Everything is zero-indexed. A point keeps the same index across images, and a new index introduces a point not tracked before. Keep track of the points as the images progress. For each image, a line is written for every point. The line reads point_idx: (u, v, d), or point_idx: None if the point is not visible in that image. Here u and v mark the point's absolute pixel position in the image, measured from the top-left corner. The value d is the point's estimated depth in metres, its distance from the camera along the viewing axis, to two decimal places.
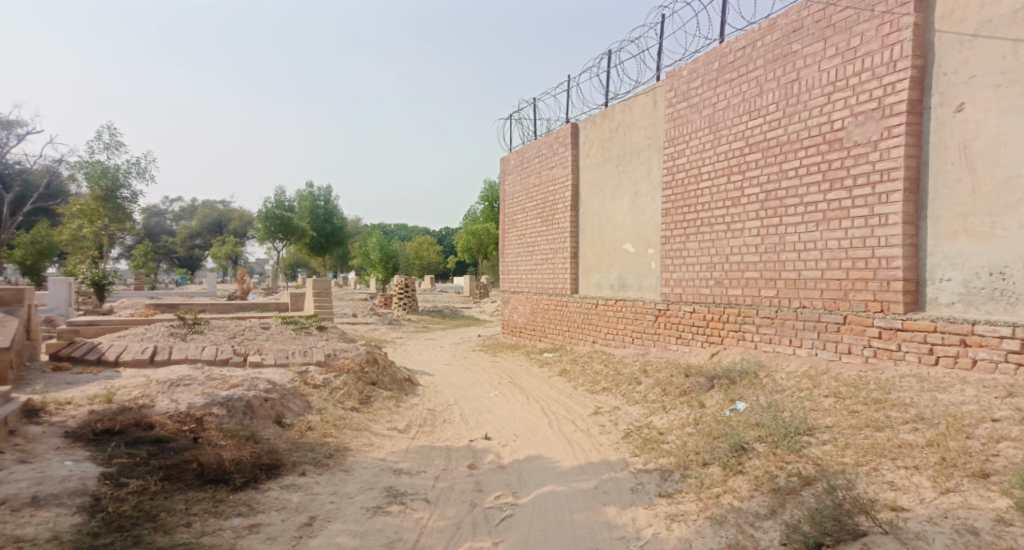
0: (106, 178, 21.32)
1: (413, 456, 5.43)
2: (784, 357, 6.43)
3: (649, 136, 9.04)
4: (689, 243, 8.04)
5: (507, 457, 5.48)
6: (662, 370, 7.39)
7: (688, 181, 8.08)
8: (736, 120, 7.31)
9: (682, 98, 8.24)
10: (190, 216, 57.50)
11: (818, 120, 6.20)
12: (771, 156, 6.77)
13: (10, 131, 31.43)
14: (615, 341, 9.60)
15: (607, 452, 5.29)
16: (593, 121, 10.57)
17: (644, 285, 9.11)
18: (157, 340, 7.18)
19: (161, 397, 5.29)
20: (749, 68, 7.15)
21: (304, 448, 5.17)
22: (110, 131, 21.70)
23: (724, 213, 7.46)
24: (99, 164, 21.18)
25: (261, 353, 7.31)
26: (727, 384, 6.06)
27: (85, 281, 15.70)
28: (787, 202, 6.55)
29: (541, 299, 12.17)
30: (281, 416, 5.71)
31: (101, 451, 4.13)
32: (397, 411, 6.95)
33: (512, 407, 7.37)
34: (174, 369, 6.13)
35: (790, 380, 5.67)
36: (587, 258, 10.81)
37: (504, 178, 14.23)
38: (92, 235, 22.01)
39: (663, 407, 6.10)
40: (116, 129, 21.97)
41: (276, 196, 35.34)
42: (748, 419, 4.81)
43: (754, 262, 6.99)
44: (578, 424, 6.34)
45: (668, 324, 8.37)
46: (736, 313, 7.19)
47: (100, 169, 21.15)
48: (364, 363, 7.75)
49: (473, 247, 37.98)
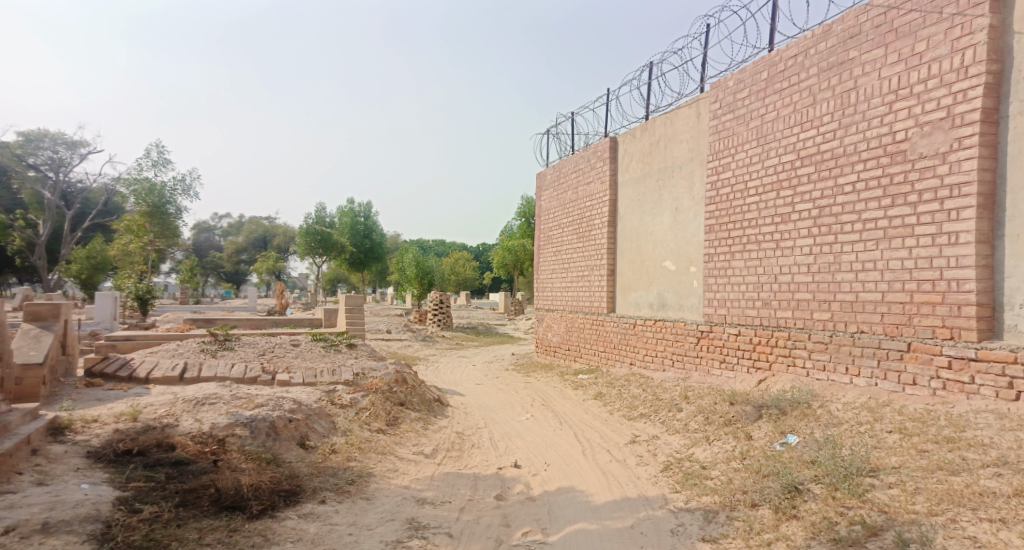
0: (154, 195, 22.28)
1: (438, 484, 5.18)
2: (840, 387, 5.92)
3: (691, 150, 8.69)
4: (734, 261, 7.62)
5: (537, 488, 5.16)
6: (705, 397, 6.94)
7: (733, 196, 7.68)
8: (786, 132, 6.90)
9: (727, 110, 7.88)
10: (236, 231, 59.61)
11: (878, 130, 5.75)
12: (825, 170, 6.33)
13: (72, 151, 33.30)
14: (654, 364, 9.17)
15: (644, 486, 4.91)
16: (632, 135, 10.28)
17: (685, 305, 8.68)
18: (188, 356, 7.21)
19: (186, 417, 5.23)
20: (801, 77, 6.74)
21: (326, 473, 5.00)
22: (156, 149, 22.60)
23: (772, 230, 7.03)
24: (147, 181, 22.17)
25: (291, 371, 7.23)
26: (777, 414, 5.60)
27: (130, 294, 16.22)
28: (843, 219, 6.09)
29: (575, 317, 11.84)
30: (305, 437, 5.57)
31: (119, 474, 4.07)
32: (424, 434, 6.73)
33: (544, 432, 7.05)
34: (202, 387, 6.09)
35: (847, 412, 5.19)
36: (624, 276, 10.45)
37: (540, 194, 14.04)
38: (140, 250, 22.92)
39: (705, 438, 5.67)
40: (164, 148, 22.95)
41: (317, 212, 36.25)
42: (801, 455, 4.37)
43: (806, 282, 6.52)
44: (614, 454, 5.97)
45: (711, 348, 7.92)
46: (786, 337, 6.72)
47: (147, 187, 22.11)
48: (393, 383, 7.58)
49: (509, 264, 37.91)
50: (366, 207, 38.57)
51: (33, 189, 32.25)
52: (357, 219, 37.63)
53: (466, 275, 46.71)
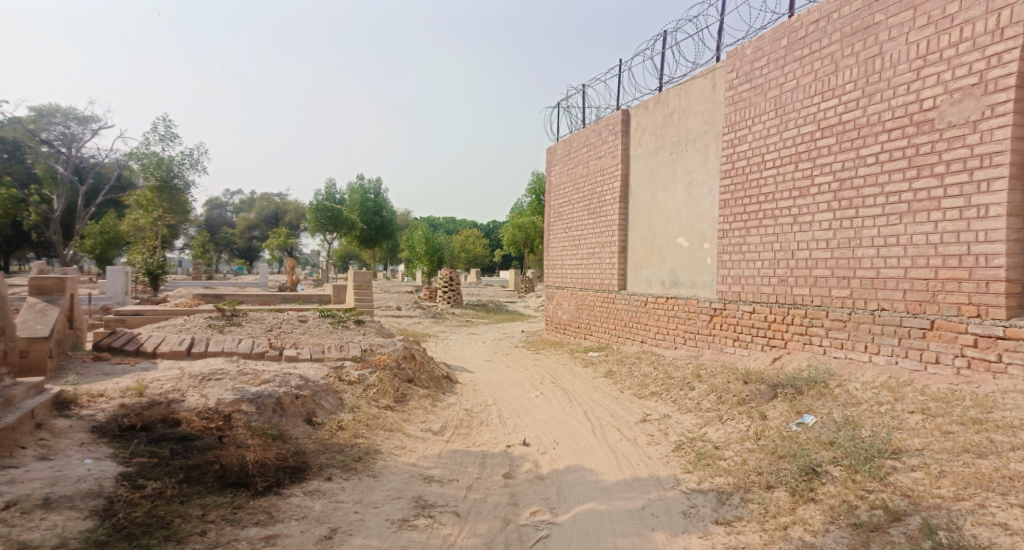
0: (161, 169, 22.21)
1: (446, 462, 5.11)
2: (858, 366, 5.75)
3: (706, 122, 8.39)
4: (749, 237, 7.40)
5: (546, 466, 5.08)
6: (718, 375, 6.80)
7: (749, 169, 7.42)
8: (806, 102, 6.59)
9: (744, 80, 7.57)
10: (247, 208, 59.75)
11: (904, 99, 5.45)
12: (846, 141, 6.05)
13: (83, 126, 33.32)
14: (666, 341, 9.04)
15: (655, 466, 4.81)
16: (645, 108, 9.97)
17: (698, 282, 8.49)
18: (195, 331, 7.18)
19: (192, 392, 5.19)
20: (822, 44, 6.41)
21: (333, 450, 4.95)
22: (162, 123, 22.42)
23: (790, 205, 6.78)
24: (154, 155, 22.11)
25: (298, 347, 7.18)
26: (793, 394, 5.45)
27: (141, 269, 16.27)
28: (865, 192, 5.83)
29: (586, 295, 11.70)
30: (312, 414, 5.52)
31: (124, 449, 4.04)
32: (432, 411, 6.67)
33: (553, 410, 6.97)
34: (208, 363, 6.05)
35: (866, 391, 5.02)
36: (636, 253, 10.25)
37: (550, 169, 13.77)
38: (150, 226, 23.00)
39: (718, 417, 5.54)
40: (171, 122, 22.80)
41: (327, 189, 36.16)
42: (819, 437, 4.23)
43: (824, 258, 6.30)
44: (624, 432, 5.86)
45: (725, 326, 7.75)
46: (803, 314, 6.53)
47: (155, 161, 22.07)
48: (401, 359, 7.51)
49: (519, 241, 37.71)
50: (376, 184, 38.40)
51: (46, 165, 32.42)
52: (366, 196, 37.53)
53: (476, 252, 46.56)
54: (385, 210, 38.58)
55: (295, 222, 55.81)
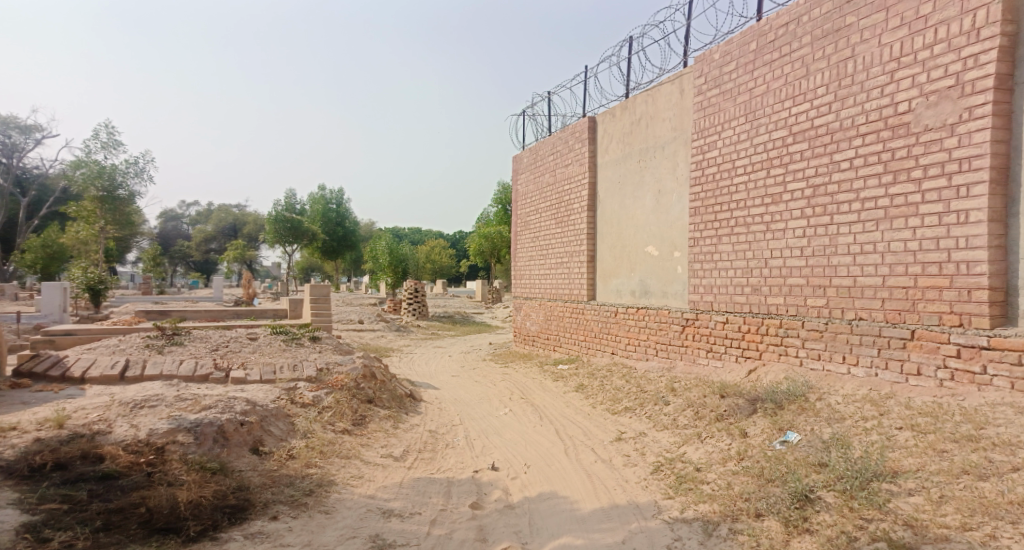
0: (102, 178, 20.98)
1: (407, 492, 4.67)
2: (837, 378, 5.59)
3: (675, 129, 8.23)
4: (721, 245, 7.23)
5: (516, 494, 4.70)
6: (693, 389, 6.56)
7: (720, 176, 7.26)
8: (777, 106, 6.48)
9: (713, 85, 7.44)
10: (203, 219, 57.45)
11: (878, 102, 5.35)
12: (819, 146, 5.92)
13: (26, 136, 31.62)
14: (637, 353, 8.81)
15: (634, 492, 4.48)
16: (612, 114, 9.79)
17: (669, 292, 8.29)
18: (131, 352, 6.53)
19: (120, 422, 4.60)
20: (793, 47, 6.32)
21: (281, 483, 4.44)
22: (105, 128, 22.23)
23: (763, 212, 6.62)
24: (96, 164, 20.91)
25: (246, 367, 6.61)
26: (773, 409, 5.22)
27: (79, 285, 15.20)
28: (839, 198, 5.70)
29: (555, 306, 11.40)
30: (259, 442, 5.00)
31: (30, 493, 3.37)
32: (394, 434, 6.20)
33: (523, 429, 6.60)
34: (144, 387, 5.47)
35: (849, 406, 4.83)
36: (605, 262, 10.02)
37: (516, 177, 13.49)
38: (92, 239, 21.69)
39: (696, 435, 5.26)
40: (114, 128, 21.66)
41: (287, 199, 35.08)
42: (808, 457, 3.97)
43: (799, 267, 6.15)
44: (598, 453, 5.54)
45: (697, 337, 7.55)
46: (778, 325, 6.36)
47: (96, 169, 20.85)
48: (359, 378, 7.02)
49: (486, 251, 37.38)
50: (339, 194, 37.55)
51: None
52: (328, 207, 36.89)
53: (442, 263, 45.99)
54: (348, 221, 37.72)
55: (254, 233, 54.05)
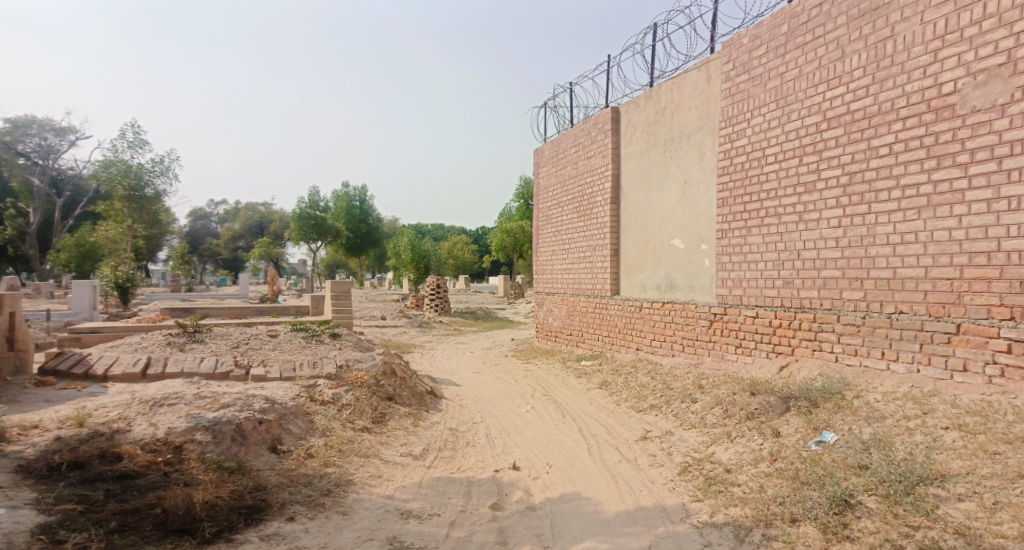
0: (129, 178, 21.46)
1: (426, 493, 4.56)
2: (875, 375, 5.30)
3: (701, 117, 7.95)
4: (751, 237, 6.96)
5: (538, 495, 4.56)
6: (722, 386, 6.32)
7: (749, 165, 6.99)
8: (810, 91, 6.17)
9: (742, 71, 7.15)
10: (231, 218, 58.53)
11: (921, 83, 5.04)
12: (856, 131, 5.62)
13: (62, 138, 32.52)
14: (663, 349, 8.58)
15: (661, 494, 4.30)
16: (636, 104, 9.54)
17: (695, 286, 8.03)
18: (153, 350, 6.57)
19: (140, 420, 4.59)
20: (827, 28, 6.01)
21: (298, 483, 4.39)
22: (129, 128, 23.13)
23: (795, 202, 6.34)
24: (122, 163, 21.37)
25: (266, 365, 6.60)
26: (808, 407, 4.97)
27: (109, 283, 15.54)
28: (878, 185, 5.40)
29: (577, 301, 11.22)
30: (278, 441, 4.96)
31: (47, 493, 3.35)
32: (414, 432, 6.12)
33: (546, 427, 6.46)
34: (165, 386, 5.48)
35: (889, 404, 4.57)
36: (629, 256, 9.79)
37: (537, 171, 13.30)
38: (121, 237, 22.19)
39: (726, 434, 5.05)
40: (139, 127, 22.10)
41: (310, 197, 35.50)
42: (846, 459, 3.74)
43: (834, 258, 5.86)
44: (623, 452, 5.36)
45: (726, 332, 7.30)
46: (811, 319, 6.09)
47: (122, 168, 21.31)
48: (380, 375, 6.96)
49: (507, 247, 37.24)
50: (362, 191, 37.80)
51: (22, 178, 31.56)
52: (352, 203, 37.17)
53: (464, 259, 46.05)
54: (371, 218, 37.98)
55: (279, 231, 54.85)
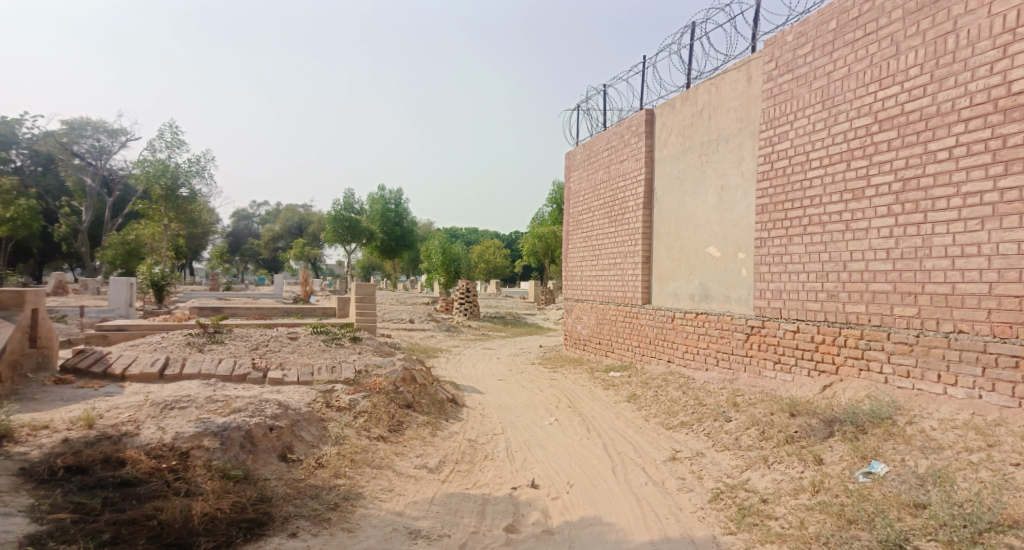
0: (166, 176, 22.06)
1: (438, 510, 4.32)
2: (930, 400, 4.83)
3: (740, 119, 7.54)
4: (792, 246, 6.52)
5: (556, 518, 4.26)
6: (758, 405, 5.91)
7: (791, 170, 6.56)
8: (859, 91, 5.73)
9: (785, 70, 6.72)
10: (270, 219, 59.87)
11: (986, 81, 4.57)
12: (910, 134, 5.16)
13: (114, 140, 33.82)
14: (695, 362, 8.16)
15: (689, 524, 3.95)
16: (672, 106, 9.17)
17: (731, 296, 7.60)
18: (172, 350, 6.59)
19: (149, 424, 4.53)
20: (880, 23, 5.56)
21: (305, 495, 4.22)
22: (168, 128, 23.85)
23: (841, 209, 5.88)
24: (160, 162, 21.99)
25: (284, 368, 6.51)
26: (854, 432, 4.54)
27: (145, 281, 15.96)
28: (935, 193, 4.93)
29: (607, 309, 10.86)
30: (288, 449, 4.82)
31: (44, 500, 3.27)
32: (431, 442, 5.91)
33: (569, 442, 6.16)
34: (179, 388, 5.48)
35: (947, 433, 4.11)
36: (661, 264, 9.40)
37: (568, 174, 13.00)
38: (159, 235, 22.85)
39: (762, 459, 4.65)
40: (177, 128, 22.75)
41: (346, 199, 36.03)
42: (897, 495, 3.35)
43: (884, 271, 5.39)
44: (650, 474, 5.02)
45: (764, 346, 6.87)
46: (858, 336, 5.63)
47: (160, 167, 21.94)
48: (399, 382, 6.79)
49: (540, 252, 36.93)
50: (396, 194, 38.14)
51: (76, 178, 33.05)
52: (387, 206, 37.48)
53: (496, 263, 46.02)
54: (404, 221, 38.25)
55: (316, 233, 55.90)
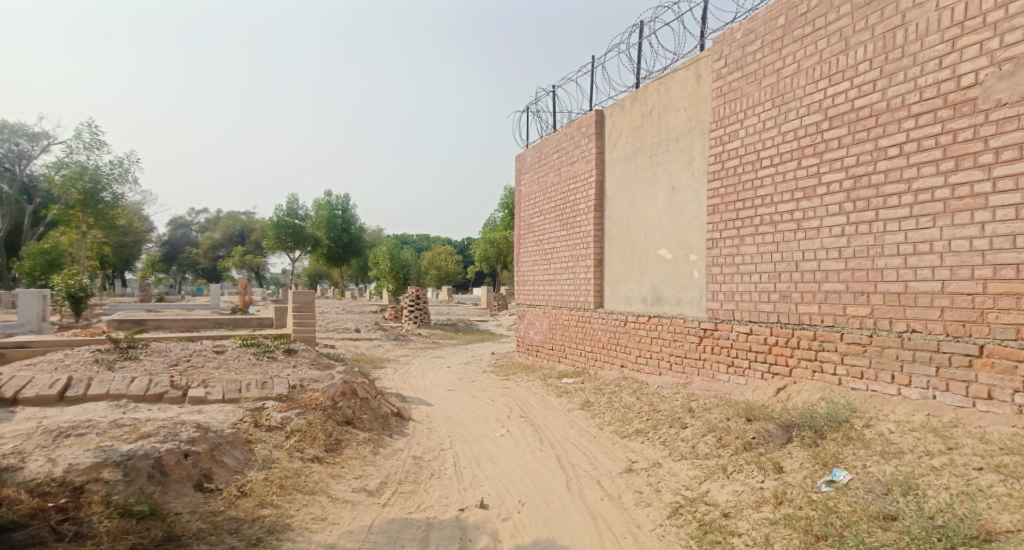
0: (84, 179, 20.47)
1: (377, 539, 3.89)
2: (884, 402, 4.78)
3: (690, 119, 7.47)
4: (744, 246, 6.45)
5: (507, 542, 3.92)
6: (714, 410, 5.76)
7: (742, 169, 6.50)
8: (809, 88, 5.70)
9: (734, 68, 6.68)
10: (210, 226, 56.98)
11: (936, 75, 4.58)
12: (861, 130, 5.14)
13: (35, 143, 31.37)
14: (649, 366, 8.02)
15: (648, 543, 3.68)
16: (621, 107, 9.05)
17: (684, 299, 7.49)
18: (76, 368, 5.86)
19: (37, 455, 3.90)
20: (829, 18, 5.54)
21: (223, 530, 3.70)
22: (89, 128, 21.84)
23: (793, 208, 5.83)
24: (76, 164, 20.46)
25: (208, 385, 5.90)
26: (812, 437, 4.41)
27: (59, 293, 14.68)
28: (886, 190, 4.91)
29: (559, 313, 10.64)
30: (207, 477, 4.28)
31: None
32: (372, 462, 5.46)
33: (521, 455, 5.83)
34: (81, 412, 4.82)
35: (903, 436, 4.04)
36: (613, 267, 9.24)
37: (518, 177, 12.75)
38: (79, 243, 21.22)
39: (721, 469, 4.45)
40: (97, 128, 21.23)
41: (289, 204, 34.69)
42: (864, 506, 3.19)
43: (837, 270, 5.35)
44: (606, 488, 4.75)
45: (717, 349, 6.77)
46: (811, 337, 5.57)
47: (77, 170, 20.38)
48: (337, 397, 6.29)
49: (492, 258, 36.67)
50: (343, 199, 36.99)
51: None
52: (334, 212, 36.36)
53: (447, 270, 45.43)
54: (352, 227, 37.15)
55: (259, 240, 53.69)
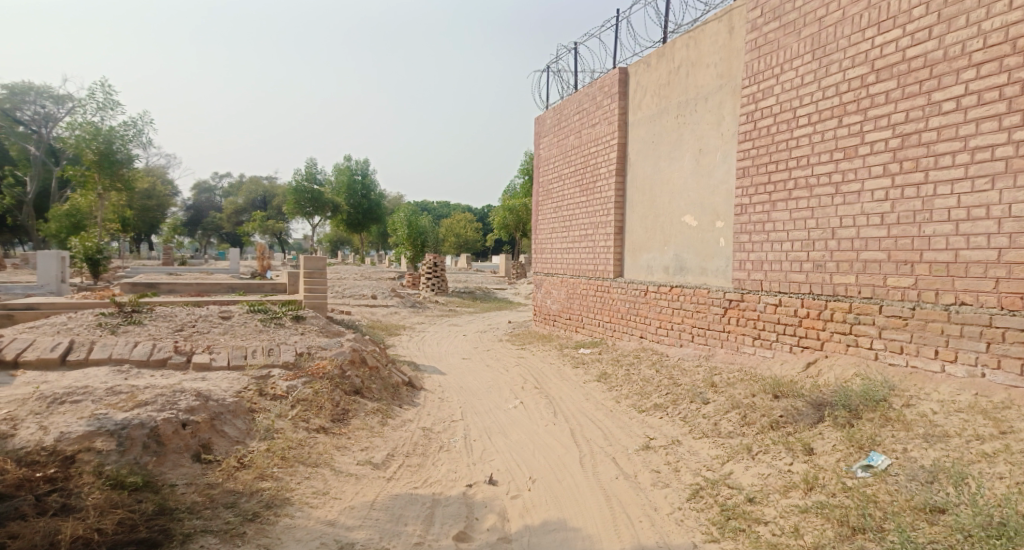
0: (99, 140, 20.53)
1: (379, 517, 3.72)
2: (926, 380, 4.41)
3: (720, 76, 6.94)
4: (775, 212, 6.01)
5: (515, 522, 3.71)
6: (738, 385, 5.44)
7: (776, 128, 6.01)
8: (855, 37, 5.16)
9: (771, 17, 6.12)
10: (233, 191, 57.39)
11: (1004, 18, 4.04)
12: (912, 83, 4.63)
13: (60, 107, 31.57)
14: (669, 338, 7.70)
15: (665, 528, 3.44)
16: (646, 64, 8.50)
17: (708, 267, 7.10)
18: (80, 332, 5.77)
19: (30, 422, 3.78)
20: None
21: (218, 504, 3.56)
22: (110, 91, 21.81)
23: (831, 170, 5.36)
24: (91, 125, 20.48)
25: (212, 351, 5.78)
26: (846, 417, 4.08)
27: (77, 255, 14.85)
28: (938, 148, 4.43)
29: (577, 282, 10.32)
30: (206, 447, 4.14)
31: None
32: (380, 433, 5.30)
33: (533, 428, 5.62)
34: (81, 377, 4.71)
35: (949, 418, 3.69)
36: (634, 235, 8.85)
37: (537, 141, 12.29)
38: (98, 206, 21.44)
39: (745, 449, 4.16)
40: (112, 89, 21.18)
41: (309, 169, 34.58)
42: (907, 497, 2.89)
43: (878, 237, 4.91)
44: (622, 466, 4.50)
45: (742, 321, 6.41)
46: (846, 309, 5.17)
47: (91, 131, 20.39)
48: (346, 365, 6.11)
49: (511, 225, 36.26)
50: (364, 165, 36.69)
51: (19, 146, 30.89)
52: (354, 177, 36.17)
53: (466, 238, 45.18)
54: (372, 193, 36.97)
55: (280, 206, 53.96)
